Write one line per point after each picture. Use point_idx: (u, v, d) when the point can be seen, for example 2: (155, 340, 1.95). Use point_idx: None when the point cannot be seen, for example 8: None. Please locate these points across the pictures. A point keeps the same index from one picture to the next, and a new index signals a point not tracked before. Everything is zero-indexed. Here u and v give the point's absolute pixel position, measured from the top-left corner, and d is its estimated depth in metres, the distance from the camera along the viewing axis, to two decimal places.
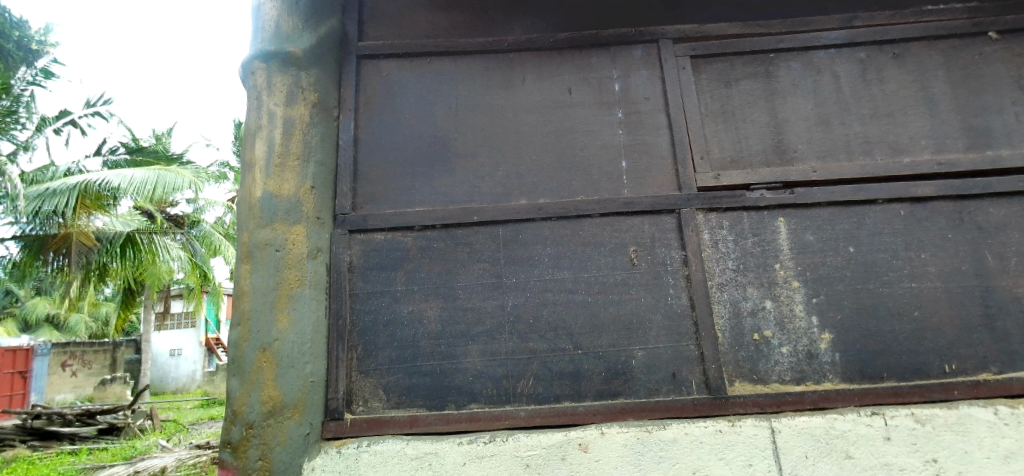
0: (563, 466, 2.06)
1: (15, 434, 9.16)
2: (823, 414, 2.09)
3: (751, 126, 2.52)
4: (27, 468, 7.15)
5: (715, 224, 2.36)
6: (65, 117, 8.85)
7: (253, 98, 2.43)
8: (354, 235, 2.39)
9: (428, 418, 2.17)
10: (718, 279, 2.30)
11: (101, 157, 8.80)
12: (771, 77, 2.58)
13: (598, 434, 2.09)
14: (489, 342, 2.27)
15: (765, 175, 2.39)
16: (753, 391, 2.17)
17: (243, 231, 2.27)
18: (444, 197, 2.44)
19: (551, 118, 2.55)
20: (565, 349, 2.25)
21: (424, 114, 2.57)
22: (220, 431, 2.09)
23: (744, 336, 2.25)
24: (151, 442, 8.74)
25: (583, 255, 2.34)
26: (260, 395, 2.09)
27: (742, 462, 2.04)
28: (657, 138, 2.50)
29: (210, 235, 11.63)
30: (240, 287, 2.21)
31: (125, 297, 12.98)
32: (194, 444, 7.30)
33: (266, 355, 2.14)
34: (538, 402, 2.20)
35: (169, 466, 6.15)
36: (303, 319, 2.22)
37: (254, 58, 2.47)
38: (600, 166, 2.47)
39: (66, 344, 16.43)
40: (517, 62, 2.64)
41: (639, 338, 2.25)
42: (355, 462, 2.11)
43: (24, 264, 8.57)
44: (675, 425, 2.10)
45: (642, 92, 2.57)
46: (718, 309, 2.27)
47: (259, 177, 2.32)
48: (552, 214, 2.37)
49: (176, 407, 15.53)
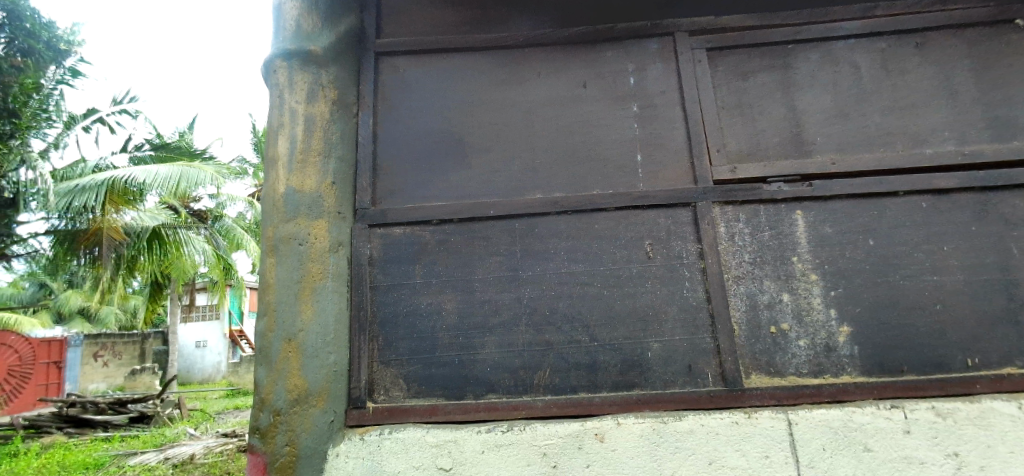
0: (579, 455, 2.09)
1: (51, 421, 9.49)
2: (841, 407, 2.10)
3: (768, 119, 2.50)
4: (65, 453, 7.45)
5: (732, 217, 2.36)
6: (91, 116, 9.04)
7: (275, 95, 2.50)
8: (374, 230, 2.44)
9: (446, 408, 2.23)
10: (735, 272, 2.31)
11: (127, 153, 8.99)
12: (788, 69, 2.55)
13: (614, 425, 2.13)
14: (505, 334, 2.31)
15: (782, 167, 2.38)
16: (770, 383, 2.18)
17: (268, 225, 2.34)
18: (461, 192, 2.48)
19: (565, 113, 2.57)
20: (581, 341, 2.29)
21: (440, 109, 2.61)
22: (249, 418, 2.17)
23: (761, 329, 2.25)
24: (177, 430, 8.92)
25: (598, 248, 2.36)
26: (286, 384, 2.17)
27: (758, 454, 2.05)
28: (673, 132, 2.50)
29: (232, 230, 11.87)
30: (265, 280, 2.29)
31: (152, 290, 13.35)
32: (219, 433, 7.51)
33: (291, 346, 2.21)
34: (555, 393, 2.24)
35: (197, 453, 6.43)
36: (326, 311, 2.28)
37: (276, 56, 2.54)
38: (614, 160, 2.48)
39: (97, 335, 16.95)
40: (532, 57, 2.65)
41: (655, 331, 2.27)
42: (378, 449, 2.17)
43: (57, 258, 8.86)
44: (691, 416, 2.12)
45: (657, 85, 2.57)
46: (734, 302, 2.28)
47: (282, 173, 2.39)
48: (567, 208, 2.40)
49: (202, 396, 15.94)
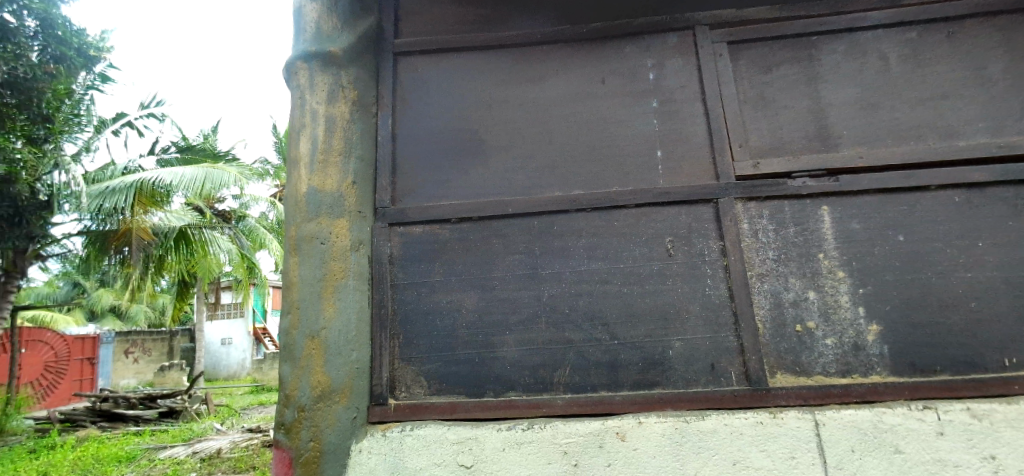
0: (600, 454, 2.08)
1: (85, 416, 9.81)
2: (870, 408, 2.05)
3: (791, 113, 2.45)
4: (99, 446, 7.70)
5: (755, 214, 2.32)
6: (121, 120, 9.28)
7: (297, 97, 2.54)
8: (394, 228, 2.46)
9: (467, 405, 2.24)
10: (759, 270, 2.27)
11: (155, 155, 9.22)
12: (812, 61, 2.50)
13: (636, 424, 2.11)
14: (525, 332, 2.31)
15: (807, 162, 2.33)
16: (796, 383, 2.13)
17: (291, 225, 2.38)
18: (479, 190, 2.48)
19: (584, 109, 2.55)
20: (601, 339, 2.27)
21: (458, 107, 2.61)
22: (275, 413, 2.22)
23: (786, 327, 2.21)
24: (206, 425, 9.13)
25: (618, 246, 2.34)
26: (310, 380, 2.21)
27: (784, 455, 2.01)
28: (694, 128, 2.47)
29: (256, 230, 12.08)
30: (289, 278, 2.33)
31: (180, 289, 13.68)
32: (245, 428, 7.67)
33: (314, 343, 2.25)
34: (575, 391, 2.23)
35: (224, 448, 6.58)
36: (348, 309, 2.31)
37: (297, 58, 2.58)
38: (634, 157, 2.46)
39: (128, 332, 17.44)
40: (549, 54, 2.64)
41: (676, 329, 2.25)
42: (399, 445, 2.19)
43: (90, 258, 9.14)
44: (714, 416, 2.09)
45: (677, 80, 2.53)
46: (758, 300, 2.24)
47: (304, 173, 2.42)
48: (586, 206, 2.38)
49: (228, 392, 16.28)
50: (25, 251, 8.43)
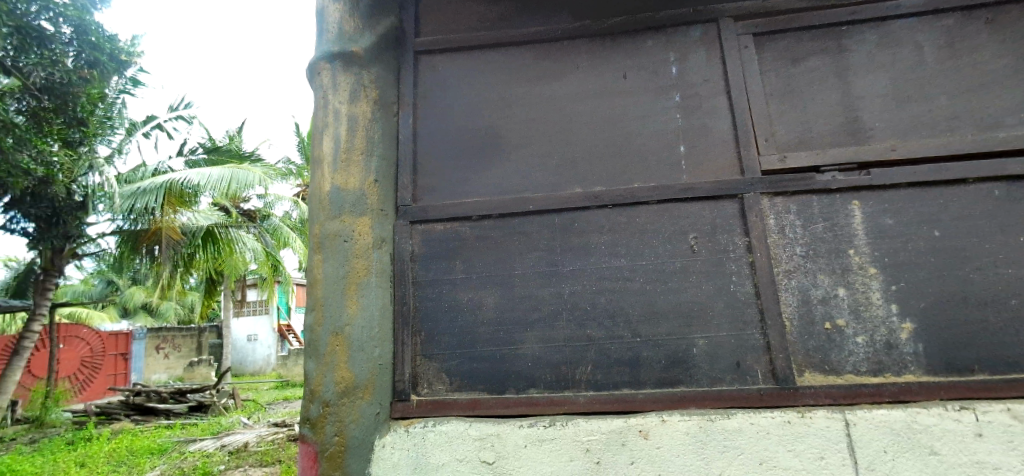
0: (623, 452, 2.06)
1: (119, 409, 10.12)
2: (904, 408, 1.99)
3: (819, 106, 2.39)
4: (132, 438, 7.95)
5: (782, 209, 2.27)
6: (150, 122, 9.52)
7: (320, 97, 2.57)
8: (415, 226, 2.47)
9: (488, 402, 2.24)
10: (786, 266, 2.22)
11: (183, 157, 9.44)
12: (841, 53, 2.43)
13: (659, 422, 2.08)
14: (546, 329, 2.30)
15: (836, 155, 2.27)
16: (825, 381, 2.08)
17: (315, 223, 2.41)
18: (500, 187, 2.48)
19: (606, 105, 2.52)
20: (624, 337, 2.25)
21: (478, 104, 2.61)
22: (300, 408, 2.25)
23: (815, 325, 2.16)
24: (233, 420, 9.34)
25: (640, 242, 2.31)
26: (334, 376, 2.23)
27: (813, 455, 1.97)
28: (718, 122, 2.42)
29: (279, 228, 12.28)
30: (313, 276, 2.36)
31: (207, 287, 14.00)
32: (271, 422, 7.83)
33: (338, 339, 2.27)
34: (597, 389, 2.21)
35: (251, 441, 6.74)
36: (371, 306, 2.32)
37: (320, 59, 2.61)
38: (656, 152, 2.43)
39: (159, 329, 17.93)
40: (570, 49, 2.62)
41: (700, 326, 2.21)
42: (422, 441, 2.20)
43: (122, 256, 9.42)
44: (739, 415, 2.05)
45: (701, 74, 2.49)
46: (785, 297, 2.19)
47: (327, 172, 2.45)
48: (608, 202, 2.36)
49: (254, 387, 16.62)
50: (62, 250, 8.73)
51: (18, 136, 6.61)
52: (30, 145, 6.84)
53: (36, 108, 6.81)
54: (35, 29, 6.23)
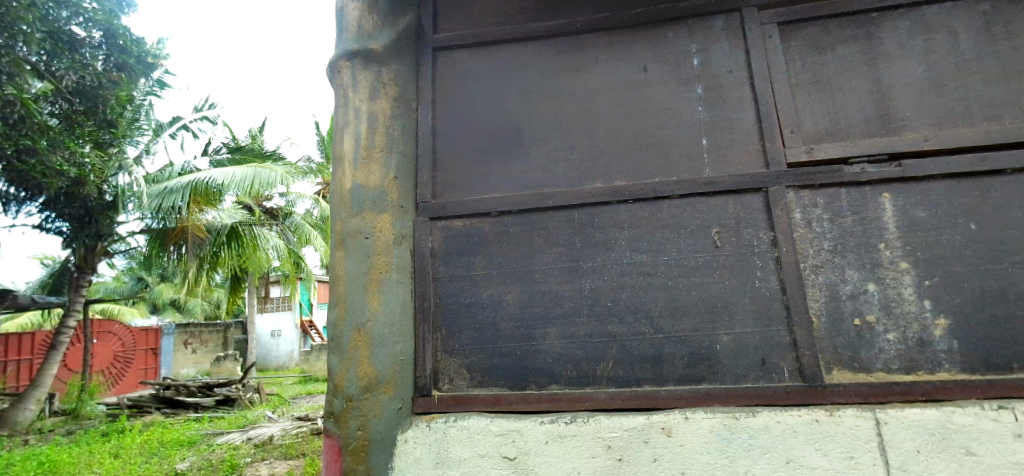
0: (646, 449, 2.04)
1: (149, 402, 10.40)
2: (938, 407, 1.93)
3: (847, 96, 2.32)
4: (162, 431, 8.17)
5: (809, 202, 2.21)
6: (176, 123, 9.71)
7: (340, 95, 2.57)
8: (436, 222, 2.47)
9: (509, 397, 2.23)
10: (813, 261, 2.17)
11: (208, 156, 9.62)
12: (871, 40, 2.35)
13: (682, 419, 2.06)
14: (567, 325, 2.28)
15: (866, 147, 2.21)
16: (854, 379, 2.03)
17: (337, 220, 2.44)
18: (520, 182, 2.47)
19: (626, 98, 2.49)
20: (646, 333, 2.22)
21: (497, 100, 2.60)
22: (324, 403, 2.29)
23: (843, 321, 2.10)
24: (258, 413, 9.53)
25: (662, 237, 2.28)
26: (357, 371, 2.26)
27: (842, 454, 1.92)
28: (742, 114, 2.37)
29: (301, 226, 12.46)
30: (335, 272, 2.38)
31: (232, 283, 14.28)
32: (295, 416, 7.97)
33: (361, 335, 2.30)
34: (619, 385, 2.19)
35: (276, 435, 6.87)
36: (392, 302, 2.34)
37: (339, 56, 2.61)
38: (678, 146, 2.39)
39: (186, 325, 18.36)
40: (590, 42, 2.58)
41: (724, 322, 2.17)
42: (444, 436, 2.21)
43: (151, 254, 9.65)
44: (765, 413, 2.02)
45: (724, 65, 2.44)
46: (813, 292, 2.14)
47: (348, 169, 2.47)
48: (629, 197, 2.33)
49: (278, 382, 16.92)
50: (94, 249, 8.99)
51: (55, 138, 6.80)
52: (63, 148, 7.06)
53: (69, 111, 7.01)
54: (66, 33, 6.37)
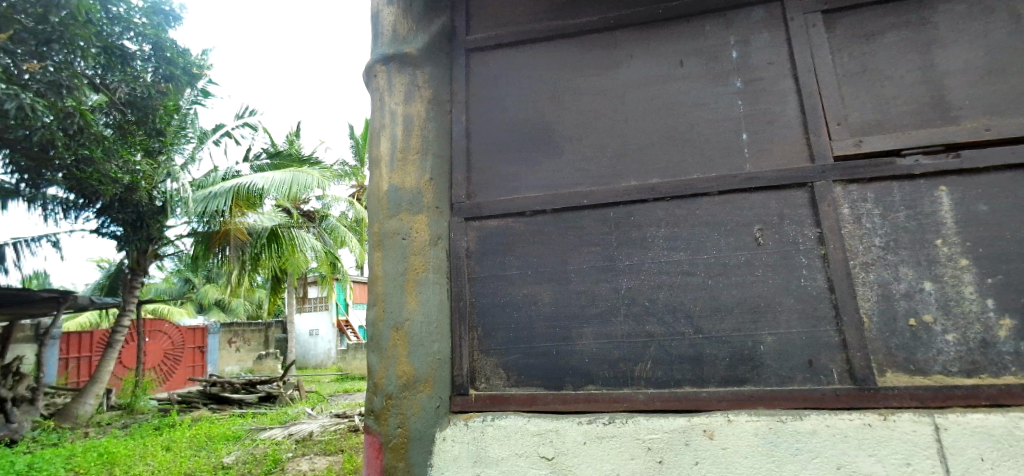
0: (686, 452, 2.00)
1: (197, 398, 10.82)
2: (1003, 413, 1.82)
3: (898, 85, 2.22)
4: (210, 425, 8.49)
5: (858, 197, 2.12)
6: (219, 130, 10.06)
7: (377, 99, 2.64)
8: (470, 222, 2.48)
9: (546, 397, 2.22)
10: (863, 258, 2.08)
11: (249, 161, 9.94)
12: (923, 26, 2.24)
13: (725, 422, 2.01)
14: (603, 324, 2.25)
15: (919, 138, 2.10)
16: (910, 382, 1.93)
17: (375, 221, 2.50)
18: (554, 181, 2.45)
19: (662, 94, 2.44)
20: (685, 333, 2.17)
21: (530, 98, 2.59)
22: (365, 400, 2.34)
23: (897, 322, 2.01)
24: (298, 410, 9.80)
25: (700, 235, 2.23)
26: (396, 369, 2.30)
27: (898, 460, 1.84)
28: (784, 107, 2.29)
29: (337, 228, 12.73)
30: (374, 272, 2.45)
31: (273, 284, 14.72)
32: (333, 413, 8.15)
33: (399, 334, 2.33)
34: (658, 386, 2.15)
35: (315, 431, 7.05)
36: (429, 302, 2.36)
37: (375, 61, 2.67)
38: (717, 141, 2.32)
39: (231, 324, 19.02)
40: (624, 38, 2.54)
41: (767, 322, 2.10)
42: (481, 435, 2.21)
43: (198, 256, 10.04)
44: (813, 416, 1.94)
45: (764, 57, 2.36)
46: (863, 291, 2.05)
47: (385, 172, 2.52)
48: (666, 194, 2.28)
49: (316, 380, 17.37)
50: (146, 251, 9.41)
51: (110, 147, 7.14)
52: (117, 156, 7.38)
53: (121, 121, 7.31)
54: (120, 47, 6.75)
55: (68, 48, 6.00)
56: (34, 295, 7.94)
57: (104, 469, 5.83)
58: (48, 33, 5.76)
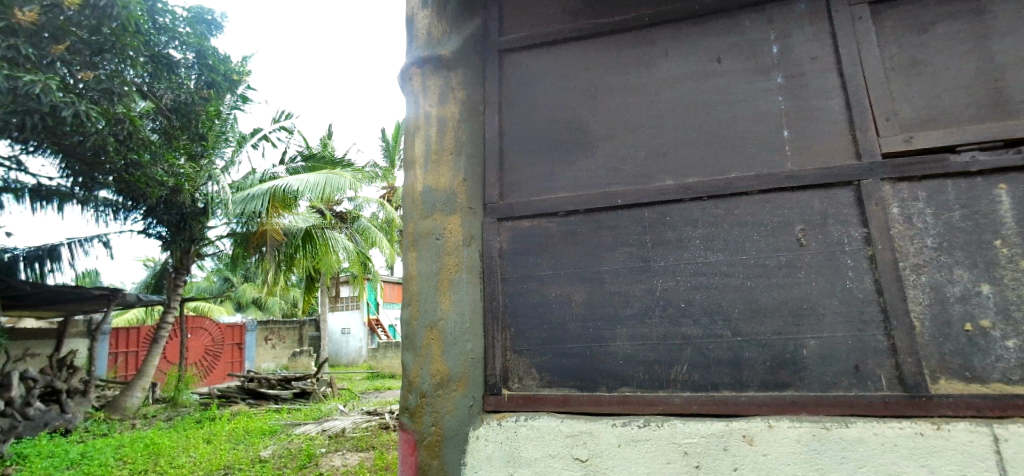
0: (725, 457, 1.95)
1: (236, 393, 11.15)
2: None
3: (951, 78, 2.12)
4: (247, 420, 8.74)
5: (908, 196, 2.03)
6: (256, 134, 10.35)
7: (412, 101, 2.68)
8: (503, 223, 2.47)
9: (579, 398, 2.20)
10: (914, 260, 1.99)
11: (285, 164, 10.19)
12: (978, 16, 2.13)
13: (765, 427, 1.96)
14: (638, 326, 2.22)
15: (975, 133, 2.00)
16: (966, 390, 1.84)
17: (409, 221, 2.52)
18: (588, 181, 2.42)
19: (699, 91, 2.38)
20: (723, 336, 2.12)
21: (564, 98, 2.56)
22: (400, 398, 2.36)
23: (952, 326, 1.91)
24: (331, 406, 10.00)
25: (739, 235, 2.17)
26: (430, 368, 2.31)
27: (952, 472, 1.77)
28: (828, 103, 2.21)
29: (368, 229, 12.94)
30: (409, 272, 2.47)
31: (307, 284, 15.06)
32: (365, 410, 8.30)
33: (433, 333, 2.35)
34: (695, 389, 2.10)
35: (348, 427, 7.19)
36: (462, 302, 2.37)
37: (411, 65, 2.71)
38: (756, 139, 2.26)
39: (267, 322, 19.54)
40: (659, 35, 2.49)
41: (810, 326, 2.03)
42: (514, 435, 2.21)
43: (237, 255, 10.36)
44: (859, 424, 1.88)
45: (807, 52, 2.29)
46: (914, 294, 1.96)
47: (420, 173, 2.55)
48: (702, 194, 2.24)
49: (348, 378, 17.70)
50: (189, 251, 9.75)
51: (158, 151, 7.43)
52: (162, 160, 7.65)
53: (168, 127, 7.61)
54: (165, 56, 6.99)
55: (118, 57, 6.29)
56: (87, 293, 8.31)
57: (150, 460, 6.07)
58: (101, 43, 6.02)
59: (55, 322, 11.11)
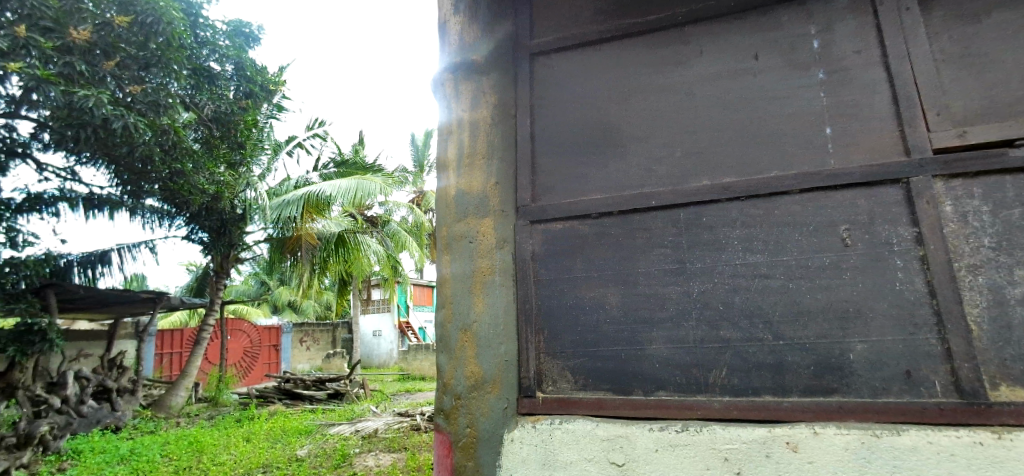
0: (768, 464, 1.91)
1: (273, 393, 11.44)
2: None
3: (1008, 70, 2.02)
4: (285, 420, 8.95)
5: (962, 193, 1.94)
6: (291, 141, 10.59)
7: (445, 106, 2.77)
8: (536, 225, 2.45)
9: (614, 402, 2.17)
10: (969, 260, 1.90)
11: (319, 170, 10.42)
12: None
13: (810, 434, 1.90)
14: (674, 329, 2.17)
15: None
16: None
17: (443, 225, 2.60)
18: (621, 182, 2.39)
19: (735, 89, 2.33)
20: (764, 339, 2.05)
21: (596, 99, 2.53)
22: (436, 399, 2.45)
23: (1013, 330, 1.81)
24: (365, 407, 10.16)
25: (780, 236, 2.11)
26: (464, 371, 2.39)
27: None
28: (873, 98, 2.13)
29: (398, 233, 13.11)
30: (443, 275, 2.55)
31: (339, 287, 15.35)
32: (398, 411, 8.41)
33: (467, 335, 2.42)
34: (734, 394, 2.04)
35: (381, 428, 7.30)
36: (495, 305, 2.41)
37: (443, 70, 2.81)
38: (797, 136, 2.19)
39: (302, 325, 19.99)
40: (693, 32, 2.44)
41: (857, 330, 1.96)
42: (549, 438, 2.19)
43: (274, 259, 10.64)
44: (912, 432, 1.81)
45: (850, 46, 2.21)
46: (970, 296, 1.87)
47: (453, 176, 2.64)
48: (740, 194, 2.18)
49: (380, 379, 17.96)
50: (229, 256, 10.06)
51: (201, 160, 7.70)
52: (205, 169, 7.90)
53: (209, 136, 7.87)
54: (206, 69, 7.23)
55: (164, 71, 6.54)
56: (134, 296, 8.65)
57: (194, 457, 6.27)
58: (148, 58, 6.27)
59: (105, 324, 11.60)
